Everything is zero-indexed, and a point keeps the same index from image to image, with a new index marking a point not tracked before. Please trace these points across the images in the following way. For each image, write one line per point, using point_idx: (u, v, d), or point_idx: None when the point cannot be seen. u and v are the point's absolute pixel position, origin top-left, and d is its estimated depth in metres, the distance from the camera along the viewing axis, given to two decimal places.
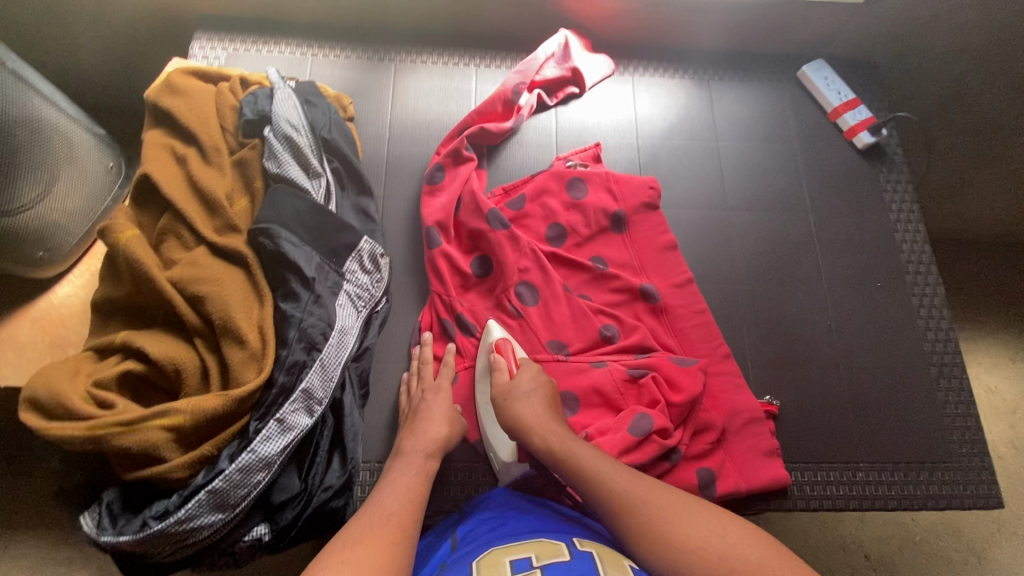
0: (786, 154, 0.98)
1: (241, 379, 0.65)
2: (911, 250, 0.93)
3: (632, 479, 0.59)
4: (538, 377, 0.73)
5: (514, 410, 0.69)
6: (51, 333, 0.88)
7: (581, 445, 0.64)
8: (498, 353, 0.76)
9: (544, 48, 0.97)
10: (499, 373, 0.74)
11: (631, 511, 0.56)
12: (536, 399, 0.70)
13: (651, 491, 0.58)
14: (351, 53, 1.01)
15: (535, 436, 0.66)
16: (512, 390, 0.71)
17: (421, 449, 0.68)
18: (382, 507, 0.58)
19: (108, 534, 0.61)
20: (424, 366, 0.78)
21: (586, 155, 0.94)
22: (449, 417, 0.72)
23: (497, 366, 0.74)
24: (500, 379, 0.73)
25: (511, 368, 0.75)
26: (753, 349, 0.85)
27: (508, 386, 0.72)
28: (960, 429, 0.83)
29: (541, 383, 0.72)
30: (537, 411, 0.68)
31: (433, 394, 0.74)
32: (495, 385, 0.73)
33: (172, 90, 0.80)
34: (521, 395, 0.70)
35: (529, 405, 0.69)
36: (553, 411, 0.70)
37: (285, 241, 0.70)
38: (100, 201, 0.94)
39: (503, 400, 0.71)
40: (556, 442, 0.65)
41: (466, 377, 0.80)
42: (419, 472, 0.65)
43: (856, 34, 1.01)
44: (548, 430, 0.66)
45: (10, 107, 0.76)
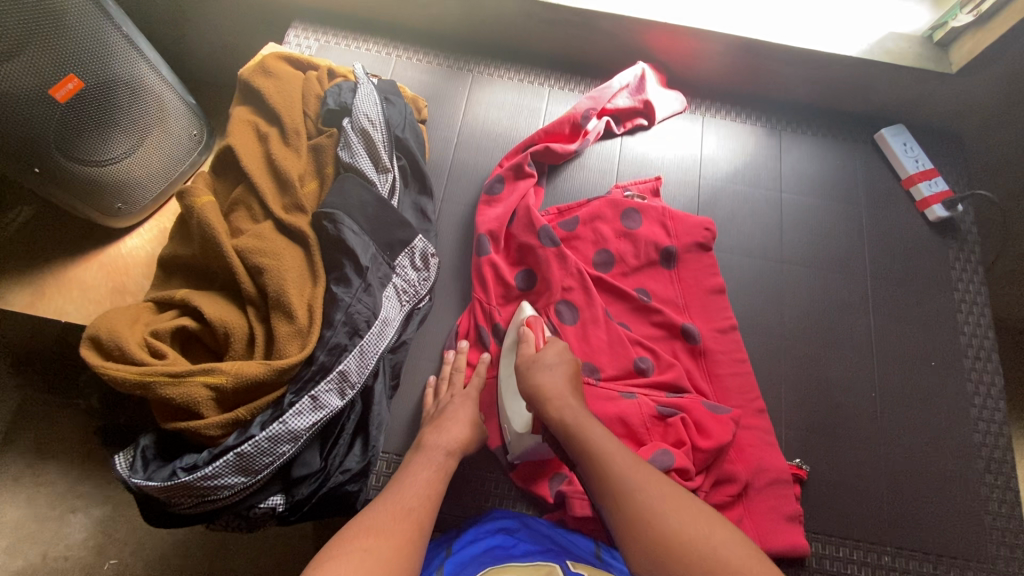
0: (851, 215, 0.96)
1: (284, 351, 0.68)
2: (973, 333, 0.89)
3: (641, 469, 0.57)
4: (563, 353, 0.72)
5: (536, 379, 0.69)
6: (116, 279, 0.95)
7: (595, 426, 0.63)
8: (528, 327, 0.78)
9: (619, 78, 0.99)
10: (525, 344, 0.75)
11: (631, 500, 0.54)
12: (559, 373, 0.69)
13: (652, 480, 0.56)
14: (433, 59, 1.05)
15: (551, 407, 0.66)
16: (535, 362, 0.71)
17: (443, 446, 0.69)
18: (401, 497, 0.59)
19: (139, 477, 0.64)
20: (455, 369, 0.80)
21: (645, 186, 0.94)
22: (474, 421, 0.73)
23: (525, 338, 0.76)
24: (525, 350, 0.74)
25: (538, 343, 0.76)
26: (788, 409, 0.83)
27: (532, 358, 0.72)
28: (1002, 530, 0.78)
29: (567, 358, 0.72)
30: (559, 383, 0.68)
31: (461, 398, 0.75)
32: (519, 355, 0.74)
33: (264, 71, 0.85)
34: (543, 366, 0.70)
35: (550, 376, 0.69)
36: (574, 384, 0.69)
37: (346, 228, 0.73)
38: (180, 164, 1.00)
39: (526, 367, 0.71)
40: (570, 417, 0.64)
41: (490, 385, 0.80)
42: (437, 470, 0.66)
43: (942, 103, 0.99)
44: (565, 404, 0.65)
45: (117, 69, 0.83)
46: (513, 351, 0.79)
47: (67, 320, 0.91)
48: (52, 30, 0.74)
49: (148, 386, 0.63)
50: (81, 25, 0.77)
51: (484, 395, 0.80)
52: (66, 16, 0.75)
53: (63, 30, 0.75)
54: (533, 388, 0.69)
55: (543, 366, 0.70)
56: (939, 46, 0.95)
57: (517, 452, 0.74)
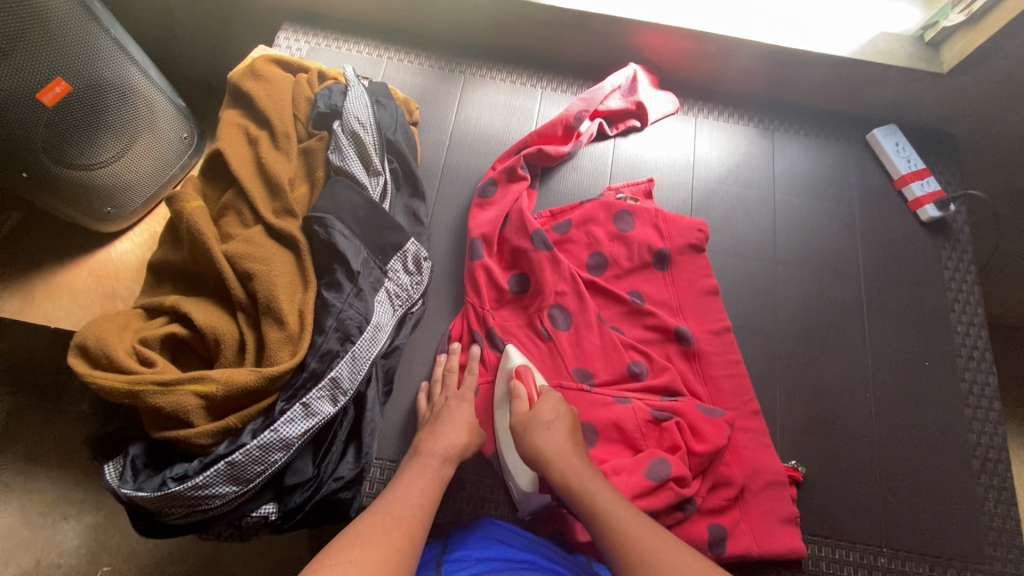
0: (843, 215, 0.96)
1: (275, 357, 0.67)
2: (966, 333, 0.89)
3: (652, 533, 0.55)
4: (558, 407, 0.71)
5: (536, 441, 0.67)
6: (105, 284, 0.93)
7: (601, 488, 0.61)
8: (518, 379, 0.76)
9: (612, 80, 0.98)
10: (518, 401, 0.73)
11: (646, 565, 0.52)
12: (557, 432, 0.68)
13: (663, 541, 0.55)
14: (425, 61, 1.05)
15: (553, 469, 0.64)
16: (530, 422, 0.69)
17: (441, 451, 0.68)
18: (392, 507, 0.58)
19: (128, 487, 0.63)
20: (449, 373, 0.79)
21: (638, 188, 0.94)
22: (471, 425, 0.73)
23: (517, 394, 0.74)
24: (518, 407, 0.72)
25: (531, 397, 0.74)
26: (784, 410, 0.83)
27: (527, 417, 0.70)
28: (997, 530, 0.78)
29: (563, 413, 0.71)
30: (559, 442, 0.67)
31: (457, 401, 0.75)
32: (513, 414, 0.72)
33: (254, 75, 0.84)
34: (538, 424, 0.69)
35: (549, 435, 0.67)
36: (575, 441, 0.68)
37: (337, 232, 0.73)
38: (170, 167, 0.99)
39: (523, 429, 0.69)
40: (573, 478, 0.62)
41: (485, 393, 0.79)
42: (433, 478, 0.65)
43: (934, 103, 0.99)
44: (568, 465, 0.64)
45: (104, 70, 0.82)
46: (506, 405, 0.77)
47: (56, 326, 0.90)
48: (38, 31, 0.73)
49: (137, 394, 0.62)
50: (68, 29, 0.76)
51: (480, 408, 0.79)
52: (53, 19, 0.74)
53: (49, 31, 0.74)
54: (535, 453, 0.67)
55: (540, 425, 0.69)
56: (931, 45, 0.95)
57: (526, 510, 0.73)
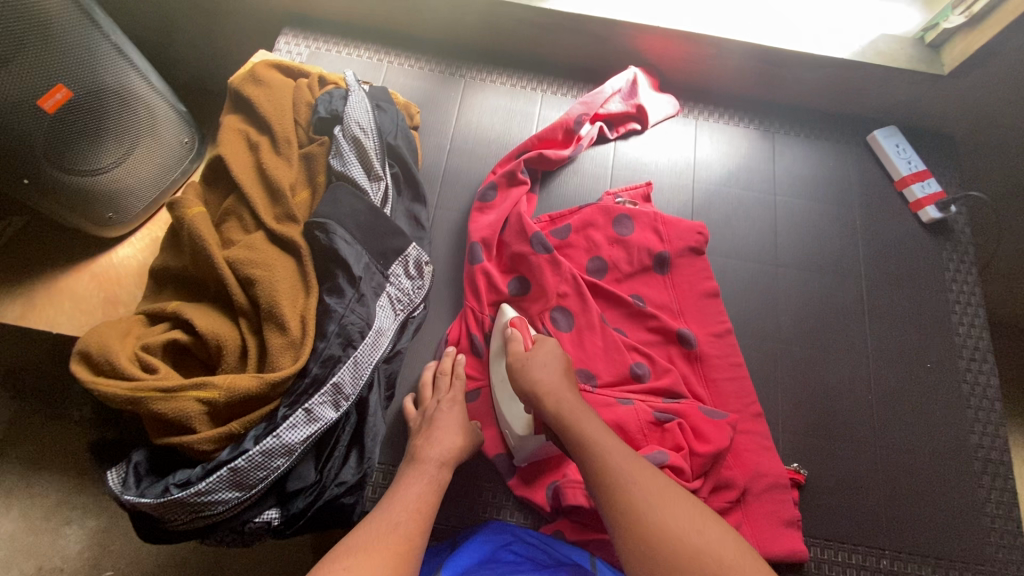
0: (844, 217, 0.96)
1: (277, 363, 0.67)
2: (967, 334, 0.89)
3: (635, 464, 0.58)
4: (552, 350, 0.73)
5: (532, 375, 0.69)
6: (107, 289, 0.93)
7: (591, 419, 0.63)
8: (513, 327, 0.77)
9: (611, 83, 0.99)
10: (514, 344, 0.75)
11: (626, 491, 0.55)
12: (552, 369, 0.70)
13: (645, 472, 0.57)
14: (425, 65, 1.05)
15: (546, 401, 0.66)
16: (526, 361, 0.71)
17: (437, 457, 0.68)
18: (388, 515, 0.59)
19: (131, 493, 0.63)
20: (454, 375, 0.78)
21: (636, 193, 0.94)
22: (465, 428, 0.73)
23: (512, 338, 0.76)
24: (515, 348, 0.74)
25: (526, 342, 0.76)
26: (786, 412, 0.83)
27: (523, 358, 0.72)
28: (1000, 532, 0.78)
29: (558, 357, 0.72)
30: (552, 379, 0.68)
31: (450, 405, 0.75)
32: (510, 354, 0.74)
33: (255, 80, 0.84)
34: (533, 365, 0.70)
35: (544, 372, 0.69)
36: (569, 379, 0.69)
37: (339, 237, 0.73)
38: (171, 171, 0.99)
39: (518, 368, 0.71)
40: (566, 410, 0.64)
41: (477, 400, 0.80)
42: (430, 483, 0.65)
43: (934, 104, 0.99)
44: (560, 398, 0.66)
45: (105, 77, 0.82)
46: (502, 356, 0.79)
47: (58, 331, 0.90)
48: (38, 38, 0.73)
49: (139, 401, 0.63)
50: (69, 36, 0.76)
51: (475, 411, 0.79)
52: (54, 27, 0.74)
53: (50, 38, 0.74)
54: (531, 385, 0.69)
55: (535, 364, 0.70)
56: (931, 47, 0.95)
57: (523, 454, 0.75)
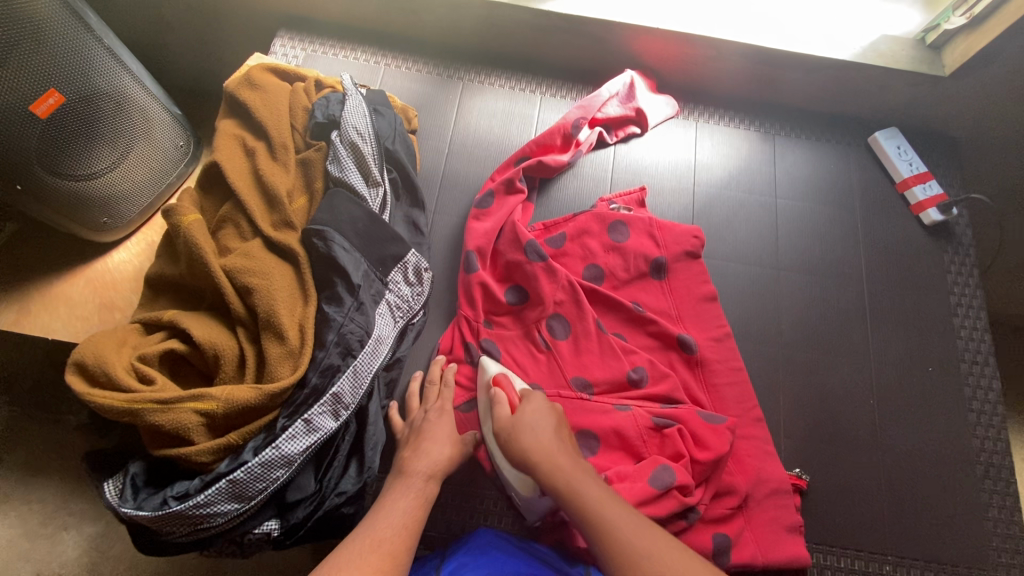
0: (845, 219, 0.96)
1: (275, 373, 0.66)
2: (969, 337, 0.89)
3: (642, 529, 0.56)
4: (539, 408, 0.70)
5: (522, 442, 0.66)
6: (102, 295, 0.92)
7: (590, 485, 0.61)
8: (498, 387, 0.74)
9: (609, 86, 0.98)
10: (500, 406, 0.71)
11: (637, 566, 0.53)
12: (543, 431, 0.67)
13: (654, 538, 0.55)
14: (423, 67, 1.04)
15: (541, 469, 0.63)
16: (513, 428, 0.68)
17: (424, 470, 0.67)
18: (376, 528, 0.59)
19: (128, 506, 0.62)
20: (444, 382, 0.78)
21: (630, 198, 0.93)
22: (453, 438, 0.72)
23: (498, 399, 0.72)
24: (501, 412, 0.71)
25: (511, 402, 0.73)
26: (788, 417, 0.83)
27: (510, 422, 0.69)
28: (1001, 536, 0.78)
29: (545, 415, 0.69)
30: (546, 439, 0.66)
31: (437, 414, 0.74)
32: (496, 420, 0.70)
33: (250, 84, 0.83)
34: (524, 428, 0.67)
35: (534, 436, 0.66)
36: (560, 438, 0.67)
37: (337, 245, 0.72)
38: (166, 175, 0.98)
39: (506, 433, 0.68)
40: (561, 482, 0.61)
41: (465, 416, 0.78)
42: (417, 497, 0.65)
43: (935, 105, 0.98)
44: (555, 465, 0.63)
45: (98, 80, 0.81)
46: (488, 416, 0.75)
47: (53, 338, 0.89)
48: (30, 41, 0.72)
49: (136, 413, 0.62)
50: (62, 40, 0.75)
51: (467, 424, 0.78)
52: (46, 30, 0.73)
53: (42, 42, 0.73)
54: (523, 455, 0.65)
55: (524, 428, 0.67)
56: (932, 47, 0.94)
57: (534, 515, 0.71)
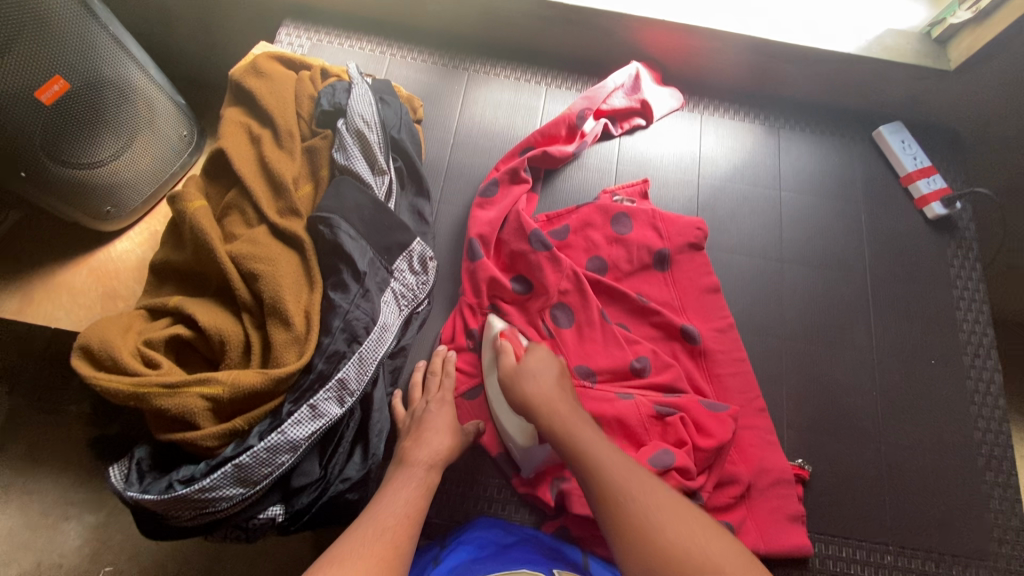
0: (849, 213, 0.96)
1: (281, 359, 0.66)
2: (972, 330, 0.89)
3: (640, 480, 0.57)
4: (544, 358, 0.72)
5: (524, 387, 0.69)
6: (105, 283, 0.92)
7: (589, 437, 0.62)
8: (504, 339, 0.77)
9: (615, 78, 0.98)
10: (505, 356, 0.74)
11: (629, 506, 0.54)
12: (547, 380, 0.69)
13: (644, 483, 0.57)
14: (428, 58, 1.04)
15: (541, 415, 0.66)
16: (517, 373, 0.71)
17: (426, 459, 0.68)
18: (378, 519, 0.58)
19: (134, 490, 0.63)
20: (443, 374, 0.78)
21: (633, 190, 0.93)
22: (453, 428, 0.73)
23: (504, 349, 0.75)
24: (505, 361, 0.73)
25: (517, 353, 0.75)
26: (791, 408, 0.83)
27: (514, 369, 0.71)
28: (1002, 528, 0.78)
29: (551, 365, 0.72)
30: (546, 388, 0.68)
31: (437, 405, 0.75)
32: (501, 368, 0.73)
33: (256, 72, 0.83)
34: (526, 374, 0.70)
35: (536, 382, 0.69)
36: (563, 386, 0.69)
37: (343, 232, 0.72)
38: (170, 165, 0.98)
39: (510, 381, 0.71)
40: (559, 425, 0.64)
41: (466, 402, 0.79)
42: (419, 486, 0.65)
43: (940, 100, 0.99)
44: (555, 415, 0.65)
45: (103, 67, 0.81)
46: (495, 368, 0.78)
47: (56, 326, 0.89)
48: (36, 26, 0.72)
49: (142, 397, 0.62)
50: (68, 26, 0.75)
51: (467, 413, 0.79)
52: (51, 15, 0.73)
53: (48, 28, 0.73)
54: (526, 400, 0.68)
55: (527, 375, 0.70)
56: (938, 42, 0.94)
57: (529, 467, 0.74)
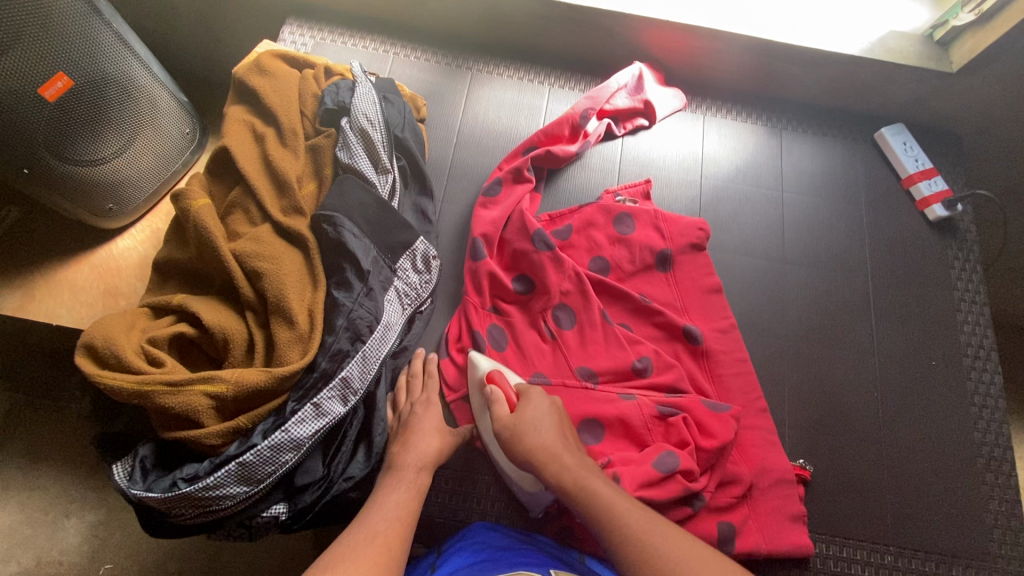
0: (851, 214, 0.96)
1: (284, 358, 0.66)
2: (973, 332, 0.89)
3: (655, 528, 0.56)
4: (539, 406, 0.70)
5: (527, 441, 0.66)
6: (106, 281, 0.92)
7: (599, 484, 0.60)
8: (493, 384, 0.73)
9: (618, 78, 0.98)
10: (500, 405, 0.70)
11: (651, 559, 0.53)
12: (545, 429, 0.67)
13: (670, 535, 0.55)
14: (431, 57, 1.04)
15: (544, 467, 0.63)
16: (516, 427, 0.67)
17: (414, 463, 0.68)
18: (368, 526, 0.58)
19: (137, 488, 0.63)
20: (428, 375, 0.79)
21: (636, 190, 0.93)
22: (442, 431, 0.73)
23: (496, 399, 0.71)
24: (500, 411, 0.70)
25: (510, 401, 0.72)
26: (792, 409, 0.83)
27: (512, 421, 0.68)
28: (1001, 529, 0.79)
29: (546, 413, 0.69)
30: (548, 439, 0.66)
31: (424, 407, 0.75)
32: (496, 419, 0.69)
33: (260, 70, 0.83)
34: (527, 427, 0.67)
35: (536, 435, 0.66)
36: (564, 436, 0.67)
37: (346, 230, 0.72)
38: (172, 163, 0.98)
39: (508, 435, 0.67)
40: (569, 480, 0.61)
41: (461, 408, 0.79)
42: (411, 489, 0.65)
43: (942, 101, 0.99)
44: (561, 464, 0.63)
45: (106, 64, 0.81)
46: (485, 411, 0.76)
47: (58, 323, 0.89)
48: (39, 22, 0.71)
49: (146, 395, 0.62)
50: (70, 23, 0.75)
51: (464, 421, 0.78)
52: (53, 13, 0.73)
53: (50, 24, 0.73)
54: (528, 455, 0.65)
55: (526, 429, 0.67)
56: (940, 44, 0.95)
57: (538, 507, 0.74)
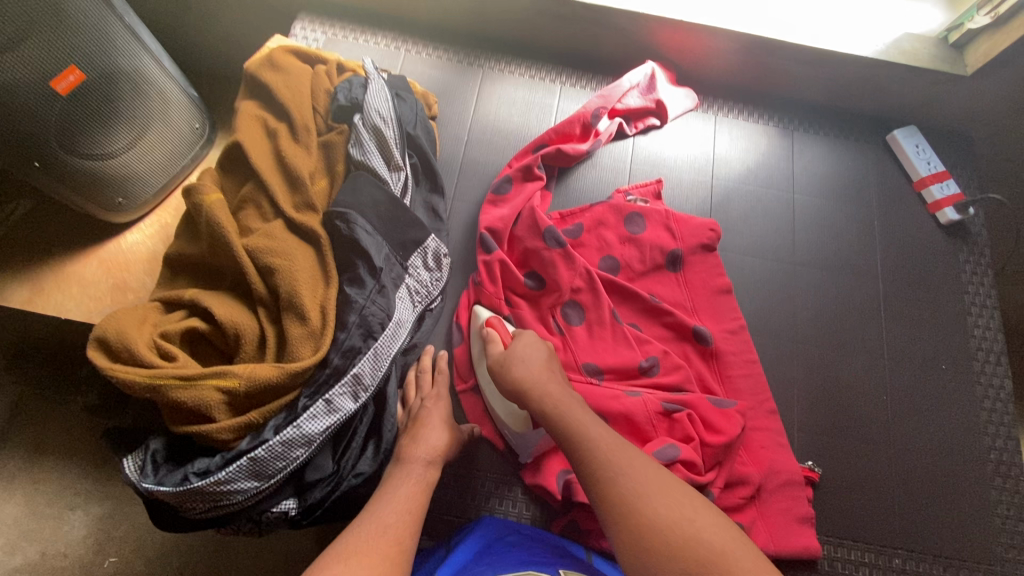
0: (862, 217, 0.96)
1: (296, 354, 0.66)
2: (983, 336, 0.89)
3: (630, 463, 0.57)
4: (528, 342, 0.71)
5: (514, 372, 0.67)
6: (115, 275, 0.93)
7: (585, 423, 0.61)
8: (490, 327, 0.77)
9: (630, 77, 0.98)
10: (493, 344, 0.73)
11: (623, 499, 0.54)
12: (534, 362, 0.68)
13: (637, 464, 0.57)
14: (443, 54, 1.04)
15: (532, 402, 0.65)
16: (504, 359, 0.68)
17: (424, 456, 0.68)
18: (380, 516, 0.59)
19: (149, 481, 0.63)
20: (438, 370, 0.80)
21: (647, 190, 0.93)
22: (450, 426, 0.74)
23: (491, 338, 0.74)
24: (493, 350, 0.72)
25: (504, 341, 0.75)
26: (802, 411, 0.83)
27: (502, 355, 0.69)
28: (1010, 533, 0.79)
29: (537, 347, 0.70)
30: (536, 371, 0.67)
31: (433, 401, 0.76)
32: (489, 356, 0.72)
33: (273, 66, 0.83)
34: (514, 359, 0.68)
35: (523, 367, 0.67)
36: (553, 369, 0.68)
37: (359, 228, 0.72)
38: (182, 158, 0.97)
39: (499, 365, 0.69)
40: (553, 417, 0.62)
41: (469, 400, 0.80)
42: (418, 482, 0.65)
43: (954, 105, 0.98)
44: (546, 399, 0.64)
45: (117, 59, 0.81)
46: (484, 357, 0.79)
47: (67, 316, 0.89)
48: (53, 17, 0.72)
49: (159, 389, 0.62)
50: (83, 18, 0.75)
51: (471, 412, 0.80)
52: (69, 7, 0.73)
53: (63, 19, 0.73)
54: (516, 384, 0.66)
55: (515, 359, 0.68)
56: (954, 46, 0.94)
57: (526, 452, 0.76)
